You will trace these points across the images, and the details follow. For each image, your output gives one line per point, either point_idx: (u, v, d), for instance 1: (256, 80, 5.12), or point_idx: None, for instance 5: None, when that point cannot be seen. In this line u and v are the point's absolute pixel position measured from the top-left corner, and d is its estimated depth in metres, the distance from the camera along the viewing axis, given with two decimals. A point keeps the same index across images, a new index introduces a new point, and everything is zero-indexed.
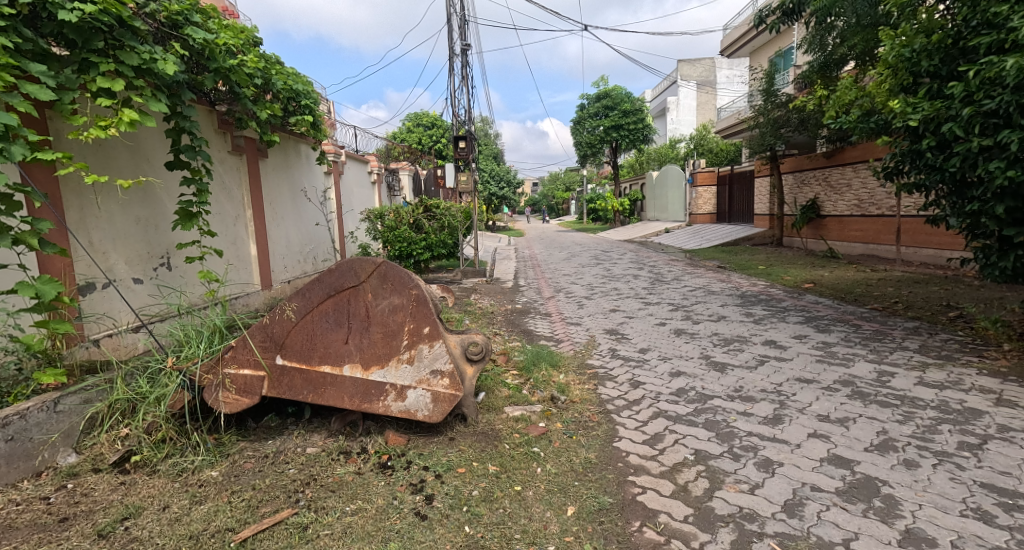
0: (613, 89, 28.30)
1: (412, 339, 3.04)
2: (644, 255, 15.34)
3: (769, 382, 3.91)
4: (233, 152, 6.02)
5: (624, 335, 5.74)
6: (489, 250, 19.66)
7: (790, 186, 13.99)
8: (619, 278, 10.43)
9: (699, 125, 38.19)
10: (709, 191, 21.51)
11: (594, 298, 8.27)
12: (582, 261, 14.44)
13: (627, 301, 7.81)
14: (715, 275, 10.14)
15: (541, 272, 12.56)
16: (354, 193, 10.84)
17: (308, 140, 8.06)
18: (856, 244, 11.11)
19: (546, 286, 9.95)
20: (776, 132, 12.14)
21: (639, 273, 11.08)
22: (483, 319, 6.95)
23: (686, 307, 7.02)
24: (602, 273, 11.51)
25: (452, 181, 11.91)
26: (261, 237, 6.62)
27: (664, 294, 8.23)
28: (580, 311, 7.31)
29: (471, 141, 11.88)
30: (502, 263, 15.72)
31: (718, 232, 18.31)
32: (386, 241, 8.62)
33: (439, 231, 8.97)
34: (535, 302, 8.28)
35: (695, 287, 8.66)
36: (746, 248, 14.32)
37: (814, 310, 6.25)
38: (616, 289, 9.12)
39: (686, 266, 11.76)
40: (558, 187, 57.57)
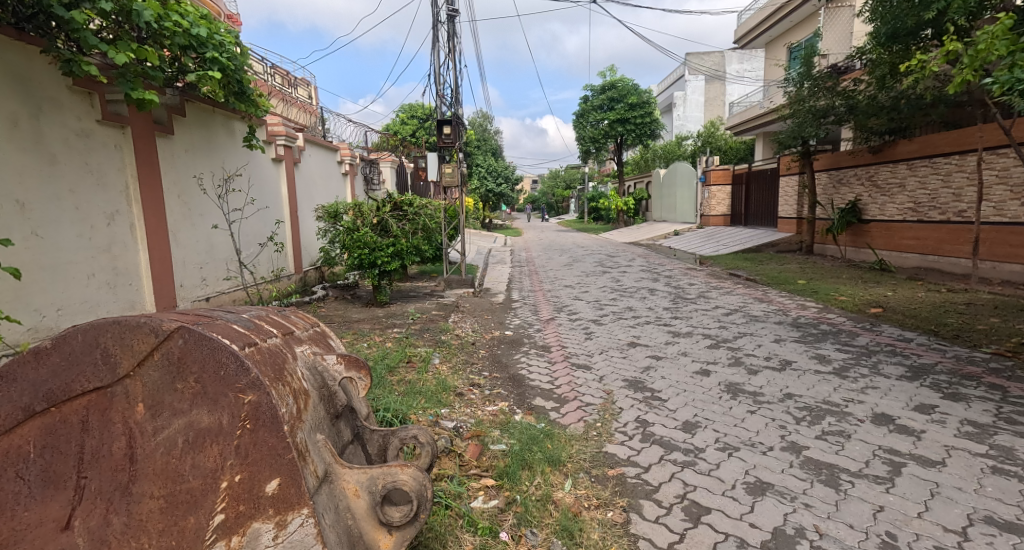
0: (619, 80, 26.71)
1: (232, 512, 1.33)
2: (656, 262, 13.69)
3: (937, 525, 2.21)
4: (105, 123, 4.32)
5: (654, 394, 4.04)
6: (483, 251, 18.05)
7: (824, 186, 12.32)
8: (632, 293, 8.76)
9: (707, 121, 36.57)
10: (723, 191, 19.88)
11: (608, 323, 6.57)
12: (587, 268, 12.80)
13: (648, 330, 6.12)
14: (748, 291, 8.47)
15: (539, 282, 10.92)
16: (316, 186, 9.14)
17: (239, 116, 6.38)
18: (911, 255, 9.46)
19: (545, 302, 8.27)
20: (817, 123, 10.64)
21: (656, 287, 9.40)
22: (463, 356, 5.27)
23: (729, 343, 5.34)
24: (611, 285, 9.82)
25: (436, 173, 10.21)
26: (158, 243, 4.93)
27: (693, 319, 6.55)
28: (590, 344, 5.65)
29: (459, 126, 10.17)
30: (497, 268, 14.06)
31: (735, 236, 16.66)
32: (343, 246, 6.89)
33: (410, 235, 7.26)
34: (533, 327, 6.59)
35: (730, 310, 6.96)
36: (772, 256, 12.67)
37: (912, 354, 4.57)
38: (632, 309, 7.46)
39: (709, 279, 10.09)
40: (558, 184, 55.81)
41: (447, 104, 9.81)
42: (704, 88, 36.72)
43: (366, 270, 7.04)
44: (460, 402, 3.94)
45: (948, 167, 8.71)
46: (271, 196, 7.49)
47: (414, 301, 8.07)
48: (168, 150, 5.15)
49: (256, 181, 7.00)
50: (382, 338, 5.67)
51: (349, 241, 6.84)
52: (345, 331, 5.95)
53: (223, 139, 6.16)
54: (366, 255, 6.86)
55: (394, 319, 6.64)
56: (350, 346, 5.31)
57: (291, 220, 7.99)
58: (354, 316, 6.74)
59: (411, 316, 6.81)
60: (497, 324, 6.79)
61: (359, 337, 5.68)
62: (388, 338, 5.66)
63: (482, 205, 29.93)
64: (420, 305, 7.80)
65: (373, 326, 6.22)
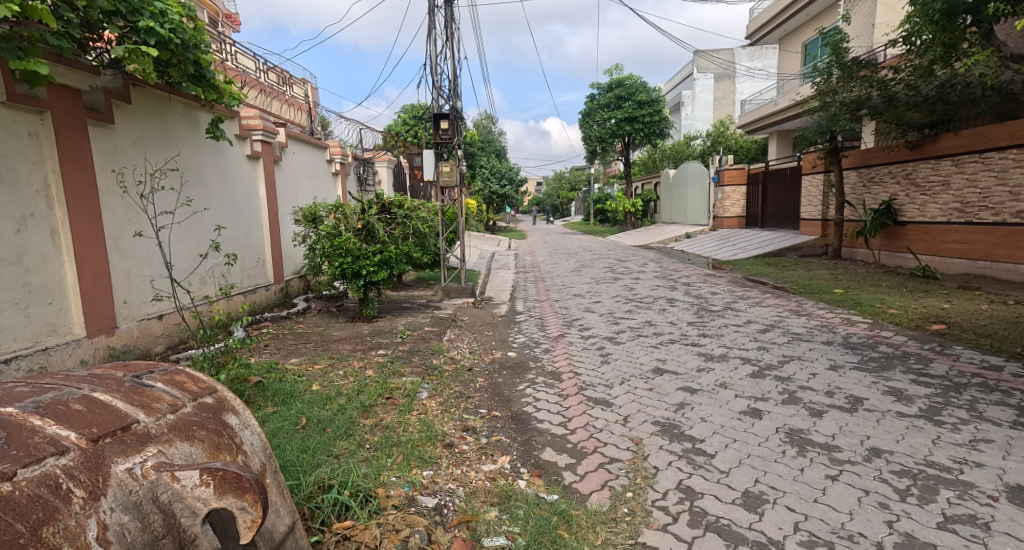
0: (627, 78, 25.89)
1: None
2: (670, 268, 12.82)
3: None
4: (14, 107, 3.57)
5: (696, 447, 3.18)
6: (487, 256, 17.26)
7: (853, 185, 11.42)
8: (649, 305, 7.89)
9: (716, 120, 35.69)
10: (737, 191, 19.03)
11: (626, 343, 5.71)
12: (596, 274, 11.96)
13: (674, 352, 5.25)
14: (780, 302, 7.58)
15: (546, 290, 10.10)
16: (299, 185, 8.35)
17: (203, 107, 5.63)
18: (958, 261, 8.55)
19: (553, 315, 7.41)
20: (852, 115, 9.62)
21: (674, 297, 8.52)
22: (457, 388, 4.42)
23: (776, 371, 4.45)
24: (625, 294, 8.95)
25: (432, 173, 9.39)
26: (93, 253, 4.12)
27: (724, 339, 5.67)
28: (607, 370, 4.79)
29: (458, 121, 9.35)
30: (500, 274, 13.26)
31: (752, 239, 15.74)
32: (323, 253, 6.06)
33: (400, 240, 6.42)
34: (539, 348, 5.73)
35: (764, 327, 6.08)
36: (795, 262, 11.78)
37: (1014, 390, 3.66)
38: (651, 324, 6.59)
39: (732, 287, 9.21)
40: (564, 186, 55.00)
41: (445, 97, 9.00)
42: (713, 87, 35.98)
43: (350, 280, 6.22)
44: (449, 459, 3.08)
45: (1003, 162, 7.79)
46: (245, 197, 6.71)
47: (406, 314, 7.22)
48: (108, 142, 4.36)
49: (226, 180, 6.25)
50: (361, 364, 4.82)
51: (329, 248, 6.01)
52: (320, 353, 5.10)
53: (182, 132, 5.38)
54: (349, 264, 6.03)
55: (380, 338, 5.79)
56: (321, 373, 4.46)
57: (270, 223, 7.22)
58: (335, 334, 5.91)
59: (399, 334, 5.96)
60: (499, 343, 5.94)
61: (335, 361, 4.83)
62: (368, 364, 4.81)
63: (486, 207, 29.15)
64: (412, 319, 6.94)
65: (354, 347, 5.37)
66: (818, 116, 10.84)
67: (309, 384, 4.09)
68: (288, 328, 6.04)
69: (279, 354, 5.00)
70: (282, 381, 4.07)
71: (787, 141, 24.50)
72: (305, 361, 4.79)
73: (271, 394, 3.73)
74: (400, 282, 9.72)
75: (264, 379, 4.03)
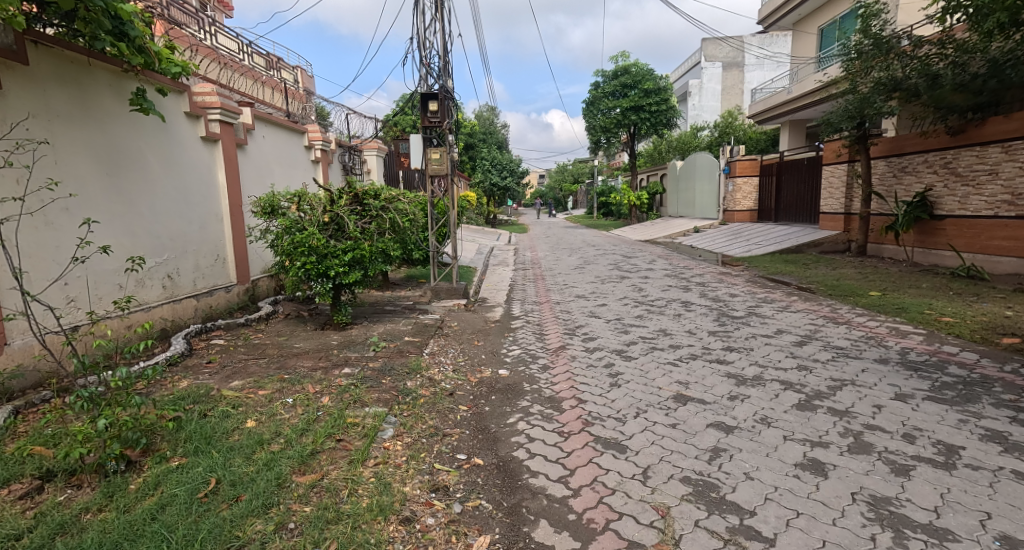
0: (633, 65, 24.91)
1: None
2: (681, 265, 11.95)
3: None
4: None
5: (746, 526, 2.31)
6: (486, 251, 16.45)
7: (882, 175, 10.49)
8: (661, 309, 7.04)
9: (724, 111, 34.74)
10: (749, 183, 18.16)
11: (638, 360, 4.85)
12: (602, 272, 11.14)
13: (698, 373, 4.37)
14: (810, 307, 6.72)
15: (547, 290, 9.28)
16: (269, 171, 7.50)
17: (137, 76, 4.78)
18: (1006, 259, 7.71)
19: (552, 322, 6.58)
20: (888, 96, 8.64)
21: (689, 299, 7.66)
22: (433, 422, 3.56)
23: (830, 400, 3.57)
24: (633, 296, 8.10)
25: (419, 160, 8.48)
26: None
27: (754, 354, 4.80)
28: (617, 397, 3.92)
29: (449, 103, 8.44)
30: (499, 271, 12.44)
31: (766, 235, 14.85)
32: (284, 252, 5.20)
33: (374, 236, 5.53)
34: (536, 365, 4.88)
35: (800, 338, 5.20)
36: (817, 260, 10.90)
37: None
38: (666, 333, 5.73)
39: (752, 288, 8.36)
40: (566, 179, 54.10)
41: (433, 76, 8.10)
42: (721, 76, 35.10)
43: (315, 282, 5.36)
44: (404, 545, 2.23)
45: None
46: (198, 185, 5.85)
47: (387, 320, 6.39)
48: None
49: (172, 164, 5.39)
50: (318, 387, 3.97)
51: (289, 245, 5.13)
52: (274, 372, 4.26)
53: (110, 106, 4.54)
54: (312, 263, 5.17)
55: (350, 351, 4.95)
56: (265, 402, 3.61)
57: (230, 216, 6.35)
58: (299, 346, 5.07)
59: (371, 346, 5.11)
60: (490, 358, 5.11)
61: (289, 383, 3.99)
62: (326, 389, 3.95)
63: (486, 200, 28.32)
64: (391, 326, 6.09)
65: (315, 364, 4.53)
66: (845, 100, 9.89)
67: (242, 421, 3.24)
68: (244, 338, 5.20)
69: (224, 373, 4.15)
70: (208, 417, 3.23)
71: (799, 132, 23.57)
72: (252, 384, 3.94)
73: (183, 439, 2.89)
74: (385, 281, 8.85)
75: (185, 413, 3.19)
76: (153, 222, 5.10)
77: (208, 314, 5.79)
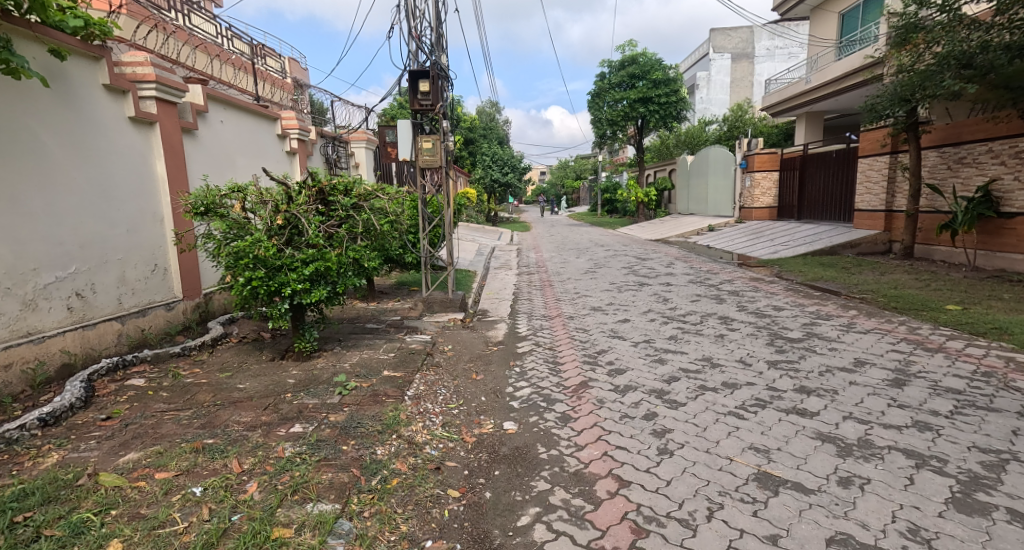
0: (640, 54, 23.73)
1: None
2: (702, 269, 10.78)
3: None
4: None
5: None
6: (487, 252, 15.35)
7: (935, 168, 9.31)
8: (697, 328, 5.89)
9: (732, 104, 33.73)
10: (768, 178, 17.13)
11: (687, 409, 3.67)
12: (616, 277, 10.01)
13: (777, 433, 3.19)
14: (879, 325, 5.57)
15: (556, 300, 8.15)
16: (226, 160, 6.31)
17: (20, 29, 3.63)
18: None
19: (568, 347, 5.43)
20: (958, 73, 7.41)
21: (727, 314, 6.51)
22: (408, 529, 2.39)
23: (1002, 494, 2.42)
24: (659, 310, 6.94)
25: (408, 150, 7.30)
26: None
27: (843, 398, 3.61)
28: (672, 479, 2.77)
29: (443, 82, 7.25)
30: (501, 276, 11.33)
31: (790, 234, 13.69)
32: (224, 266, 4.02)
33: (344, 244, 4.36)
34: (553, 415, 3.71)
35: (892, 374, 4.02)
36: (858, 264, 9.74)
37: None
38: (714, 365, 4.55)
39: (796, 298, 7.20)
40: (568, 174, 52.96)
41: (424, 51, 6.92)
42: (729, 68, 34.06)
43: (268, 302, 4.21)
44: None
45: None
46: (127, 178, 4.66)
47: (368, 345, 5.23)
48: None
49: (82, 150, 4.20)
50: (246, 462, 2.75)
51: (229, 257, 3.94)
52: (194, 433, 3.05)
53: None
54: (261, 279, 4.00)
55: (309, 395, 3.77)
56: (157, 493, 2.41)
57: (174, 215, 5.16)
58: (245, 387, 3.89)
59: (338, 387, 3.94)
60: (492, 405, 3.95)
61: (207, 455, 2.78)
62: (257, 465, 2.74)
63: (485, 197, 27.20)
64: (370, 354, 4.92)
65: (257, 416, 3.36)
66: (897, 82, 8.69)
67: (101, 542, 2.06)
68: (173, 376, 3.97)
69: (120, 437, 2.94)
70: (43, 540, 2.05)
71: (816, 123, 22.41)
72: (152, 456, 2.73)
73: None
74: (367, 287, 7.69)
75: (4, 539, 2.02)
76: (54, 226, 3.92)
77: (139, 340, 4.61)
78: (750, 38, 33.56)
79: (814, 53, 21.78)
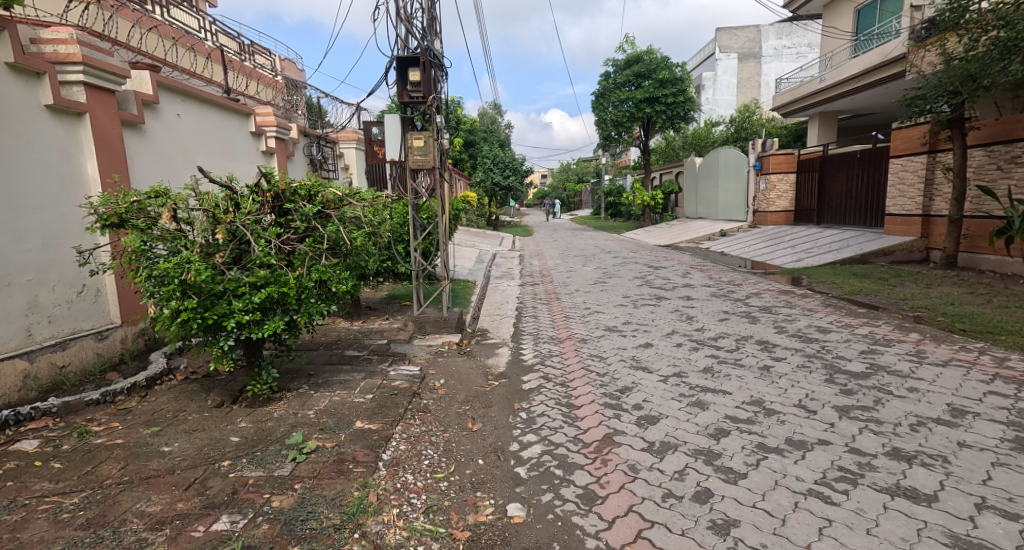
0: (647, 53, 22.93)
1: None
2: (722, 279, 9.88)
3: None
4: None
5: None
6: (488, 260, 14.49)
7: (982, 169, 8.41)
8: (735, 358, 4.99)
9: (740, 105, 32.96)
10: (784, 180, 16.40)
11: (751, 484, 2.78)
12: (629, 289, 9.13)
13: (890, 531, 2.31)
14: (955, 353, 4.67)
15: (565, 317, 7.27)
16: (179, 159, 5.43)
17: None
18: None
19: (584, 384, 4.54)
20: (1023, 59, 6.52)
21: (766, 337, 5.63)
22: None
23: None
24: (684, 332, 6.05)
25: (397, 148, 6.42)
26: None
27: (960, 470, 2.73)
28: None
29: (436, 72, 6.36)
30: (503, 286, 10.46)
31: (812, 241, 12.80)
32: (143, 293, 3.10)
33: (306, 261, 3.47)
34: (572, 492, 2.82)
35: (1008, 430, 3.12)
36: (896, 274, 8.84)
37: None
38: (769, 413, 3.64)
39: (839, 317, 6.32)
40: (570, 177, 52.27)
41: (415, 36, 6.07)
42: (736, 68, 33.33)
43: (207, 339, 3.30)
44: None
45: None
46: (39, 179, 3.79)
47: (343, 382, 4.34)
48: None
49: None
50: None
51: (148, 283, 3.03)
52: (69, 541, 2.18)
53: None
54: (194, 311, 3.08)
55: (252, 464, 2.88)
56: None
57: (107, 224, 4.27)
58: (172, 450, 2.99)
59: (293, 450, 3.05)
60: (492, 474, 3.06)
61: None
62: None
63: (486, 201, 26.37)
64: (344, 395, 4.04)
65: (171, 504, 2.47)
66: (943, 73, 7.86)
67: None
68: (80, 435, 3.07)
69: None
70: None
71: (829, 123, 21.52)
72: None
73: None
74: (353, 301, 6.83)
75: None
76: None
77: (54, 382, 3.71)
78: (757, 37, 32.83)
79: (829, 50, 20.93)
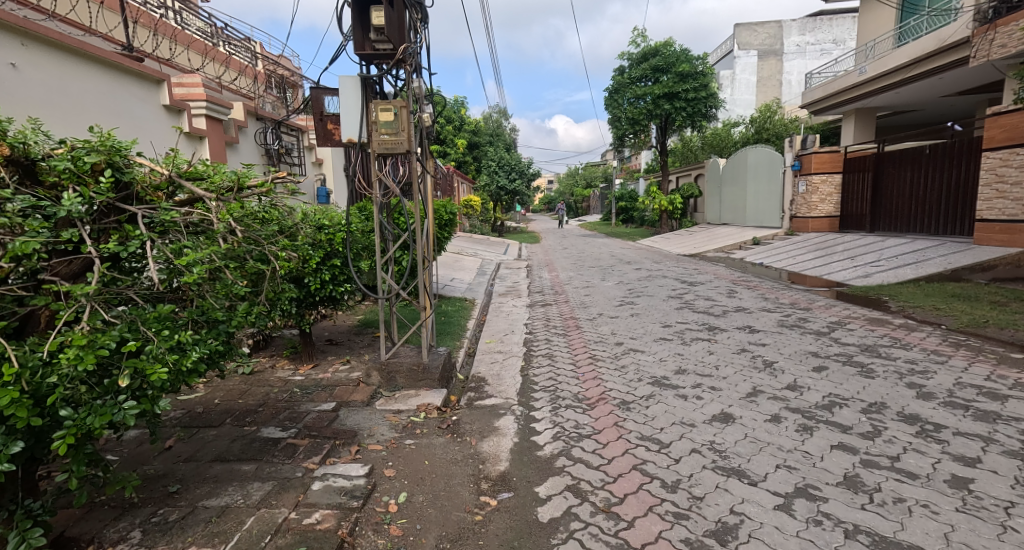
0: (665, 45, 21.12)
1: None
2: (782, 302, 7.95)
3: None
4: None
5: None
6: (492, 272, 12.60)
7: None
8: (886, 454, 3.05)
9: (760, 105, 31.04)
10: (829, 182, 14.43)
11: None
12: (668, 315, 7.23)
13: None
14: None
15: (591, 359, 5.38)
16: None
17: None
18: None
19: (646, 517, 2.61)
20: None
21: (908, 407, 3.69)
22: None
23: None
24: (774, 394, 4.12)
25: (356, 124, 4.57)
26: None
27: None
28: None
29: (412, 15, 4.50)
30: (509, 307, 8.56)
31: (873, 252, 10.85)
32: None
33: (69, 315, 1.88)
34: None
35: None
36: (1013, 297, 6.91)
37: None
38: None
39: (997, 370, 4.35)
40: (578, 183, 50.30)
41: None
42: (756, 66, 31.43)
43: None
44: None
45: None
46: None
47: (214, 519, 2.44)
48: None
49: None
50: None
51: None
52: None
53: None
54: None
55: None
56: None
57: None
58: None
59: None
60: None
61: None
62: None
63: (491, 205, 24.48)
64: None
65: None
66: None
67: None
68: None
69: None
70: None
71: (867, 121, 19.55)
72: None
73: None
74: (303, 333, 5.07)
75: None
76: None
77: None
78: (778, 34, 30.98)
79: (869, 40, 19.03)
